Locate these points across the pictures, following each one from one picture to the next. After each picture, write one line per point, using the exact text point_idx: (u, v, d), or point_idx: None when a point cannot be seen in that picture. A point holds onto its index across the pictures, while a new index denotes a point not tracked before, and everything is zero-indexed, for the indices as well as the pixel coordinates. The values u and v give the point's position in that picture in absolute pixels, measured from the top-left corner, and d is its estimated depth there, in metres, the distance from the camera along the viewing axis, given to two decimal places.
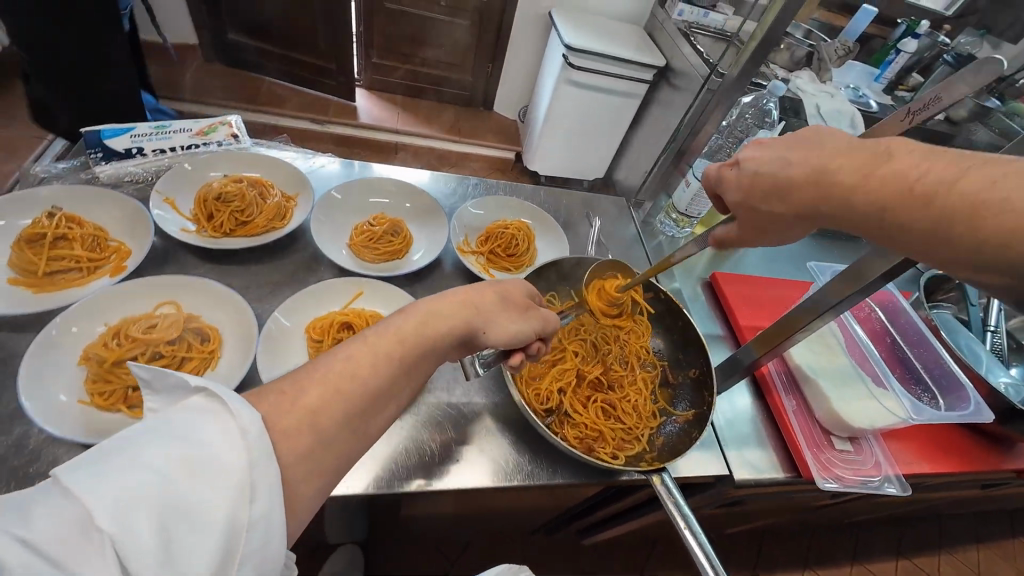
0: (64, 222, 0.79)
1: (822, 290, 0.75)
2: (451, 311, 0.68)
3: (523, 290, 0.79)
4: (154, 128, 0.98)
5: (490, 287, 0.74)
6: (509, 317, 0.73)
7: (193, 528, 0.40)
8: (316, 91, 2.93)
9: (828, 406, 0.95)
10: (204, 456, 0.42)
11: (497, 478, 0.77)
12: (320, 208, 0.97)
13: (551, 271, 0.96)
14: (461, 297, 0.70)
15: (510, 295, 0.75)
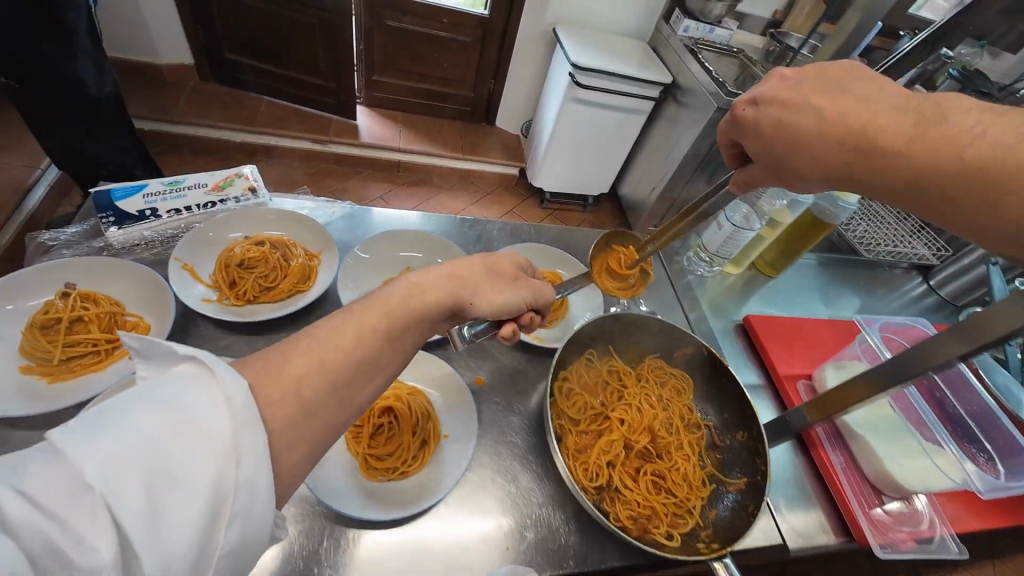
0: (79, 301, 0.75)
1: (889, 364, 0.72)
2: (439, 281, 0.63)
3: (514, 260, 0.77)
4: (168, 185, 0.93)
5: (486, 259, 0.71)
6: (499, 284, 0.70)
7: (182, 490, 0.37)
8: (315, 109, 2.87)
9: (878, 464, 0.91)
10: (191, 418, 0.39)
11: (505, 547, 0.73)
12: (348, 270, 0.92)
13: (587, 333, 0.93)
14: (452, 267, 0.66)
15: (499, 271, 0.72)
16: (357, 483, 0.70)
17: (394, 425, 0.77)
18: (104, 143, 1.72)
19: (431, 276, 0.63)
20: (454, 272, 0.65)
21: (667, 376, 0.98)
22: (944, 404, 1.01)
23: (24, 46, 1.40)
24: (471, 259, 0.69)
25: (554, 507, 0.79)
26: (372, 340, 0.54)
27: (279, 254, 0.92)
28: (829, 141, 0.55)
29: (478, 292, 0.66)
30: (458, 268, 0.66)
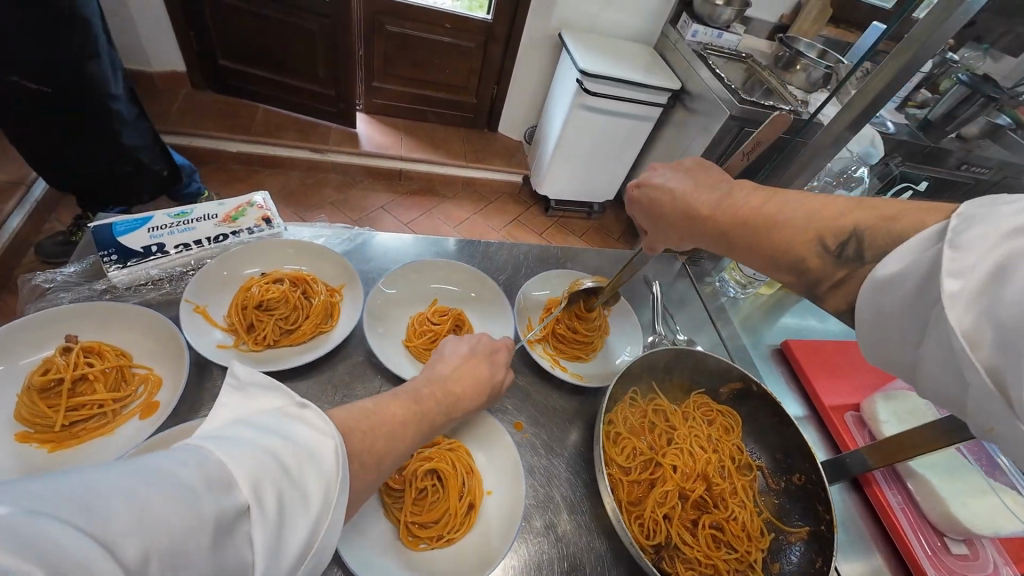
0: (82, 356, 0.67)
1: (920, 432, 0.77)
2: (474, 367, 0.70)
3: (497, 375, 0.72)
4: (177, 218, 0.86)
5: (487, 359, 0.72)
6: (481, 404, 0.69)
7: (295, 510, 0.39)
8: (312, 117, 2.77)
9: (944, 506, 0.86)
10: (306, 452, 0.42)
11: None
12: (373, 308, 0.84)
13: (633, 373, 0.87)
14: (467, 372, 0.68)
15: (493, 390, 0.71)
16: (402, 556, 0.64)
17: (435, 488, 0.70)
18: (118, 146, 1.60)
19: (446, 386, 0.65)
20: (467, 377, 0.68)
21: (714, 412, 0.92)
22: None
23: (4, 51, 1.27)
24: (480, 365, 0.71)
25: (609, 566, 0.72)
26: (394, 421, 0.54)
27: (299, 291, 0.85)
28: (669, 207, 0.71)
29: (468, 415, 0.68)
30: (463, 377, 0.68)
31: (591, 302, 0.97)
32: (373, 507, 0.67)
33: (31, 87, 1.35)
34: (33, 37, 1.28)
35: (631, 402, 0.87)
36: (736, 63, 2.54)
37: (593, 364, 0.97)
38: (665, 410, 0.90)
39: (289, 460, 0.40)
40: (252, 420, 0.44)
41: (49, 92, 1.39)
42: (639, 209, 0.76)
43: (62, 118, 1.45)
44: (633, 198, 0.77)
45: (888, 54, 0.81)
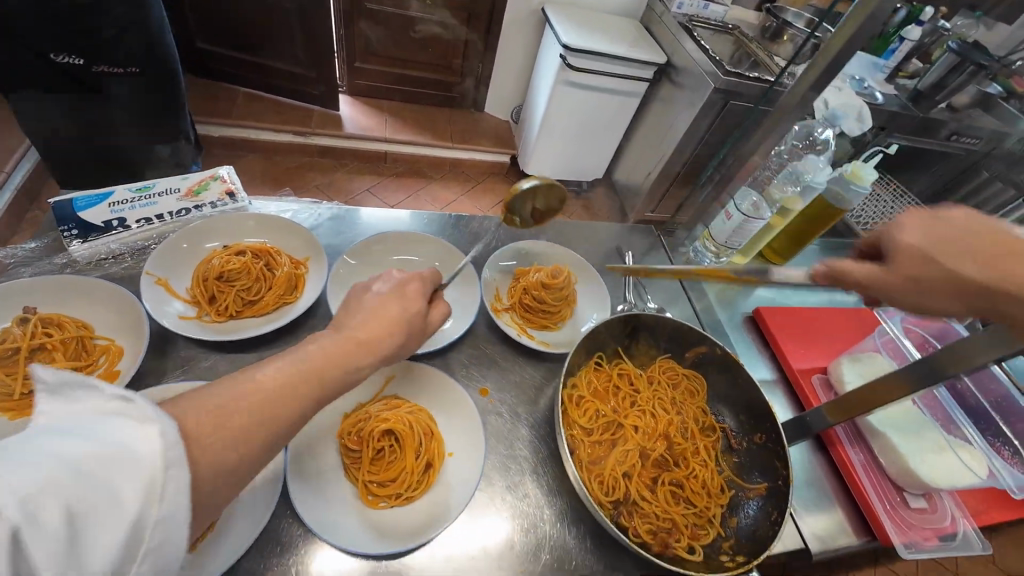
0: (39, 326, 0.68)
1: (872, 388, 0.77)
2: (381, 304, 0.62)
3: (421, 305, 0.66)
4: (140, 191, 0.84)
5: (416, 293, 0.67)
6: (410, 343, 0.64)
7: (97, 522, 0.33)
8: (293, 99, 2.74)
9: (902, 462, 0.88)
10: (115, 451, 0.35)
11: (492, 560, 0.68)
12: (337, 278, 0.84)
13: (593, 340, 0.88)
14: (375, 304, 0.62)
15: (412, 327, 0.64)
16: (359, 515, 0.65)
17: (392, 449, 0.71)
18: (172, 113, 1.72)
19: (361, 333, 0.58)
20: (372, 314, 0.61)
21: (679, 376, 0.93)
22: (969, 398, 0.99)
23: (36, 38, 1.37)
24: (398, 295, 0.65)
25: (568, 524, 0.74)
26: (303, 399, 0.49)
27: (262, 263, 0.85)
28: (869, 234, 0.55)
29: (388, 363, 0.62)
30: (381, 321, 0.61)
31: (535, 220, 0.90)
32: (334, 468, 0.68)
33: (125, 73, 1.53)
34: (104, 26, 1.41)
35: (595, 366, 0.88)
36: (722, 35, 2.49)
37: (562, 333, 0.97)
38: (630, 374, 0.91)
39: (86, 466, 0.33)
40: (58, 423, 0.36)
41: (139, 73, 1.56)
42: (909, 230, 0.55)
43: (140, 95, 1.60)
44: (897, 221, 0.57)
45: (847, 12, 0.79)
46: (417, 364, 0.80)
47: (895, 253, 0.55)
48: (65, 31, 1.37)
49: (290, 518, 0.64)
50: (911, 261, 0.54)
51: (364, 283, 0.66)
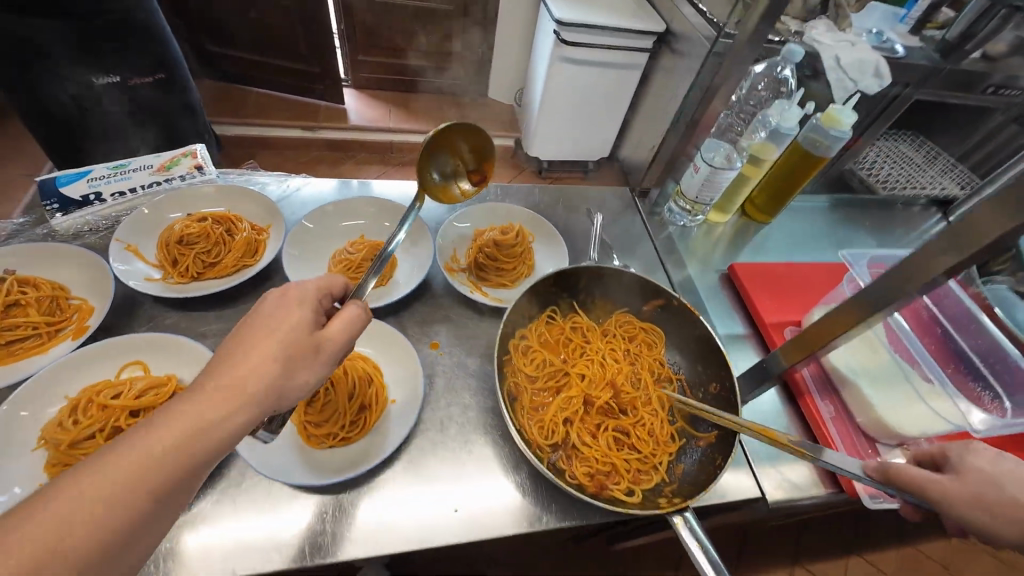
0: (17, 286, 0.75)
1: (826, 322, 0.72)
2: (248, 339, 0.52)
3: (309, 322, 0.56)
4: (113, 168, 0.92)
5: (297, 304, 0.57)
6: (303, 368, 0.54)
7: None
8: (301, 95, 2.85)
9: (872, 413, 0.85)
10: None
11: (433, 505, 0.71)
12: (293, 240, 0.89)
13: (540, 294, 0.88)
14: (242, 336, 0.52)
15: (298, 350, 0.54)
16: (298, 452, 0.70)
17: (325, 393, 0.75)
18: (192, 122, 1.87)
19: (225, 378, 0.49)
20: (238, 350, 0.51)
21: (635, 329, 0.91)
22: (949, 340, 0.87)
23: (71, 67, 1.48)
24: (274, 314, 0.55)
25: (509, 469, 0.76)
26: (179, 465, 0.44)
27: (224, 229, 0.90)
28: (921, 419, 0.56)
29: (281, 403, 0.52)
30: (256, 355, 0.51)
31: (473, 180, 0.94)
32: None
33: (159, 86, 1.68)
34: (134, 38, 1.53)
35: (546, 321, 0.89)
36: None
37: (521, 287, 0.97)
38: (583, 326, 0.91)
39: None
40: None
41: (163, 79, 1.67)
42: (984, 458, 0.54)
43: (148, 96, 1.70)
44: (971, 445, 0.56)
45: None
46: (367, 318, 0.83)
47: (963, 471, 0.54)
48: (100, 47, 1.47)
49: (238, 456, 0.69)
50: (982, 484, 0.52)
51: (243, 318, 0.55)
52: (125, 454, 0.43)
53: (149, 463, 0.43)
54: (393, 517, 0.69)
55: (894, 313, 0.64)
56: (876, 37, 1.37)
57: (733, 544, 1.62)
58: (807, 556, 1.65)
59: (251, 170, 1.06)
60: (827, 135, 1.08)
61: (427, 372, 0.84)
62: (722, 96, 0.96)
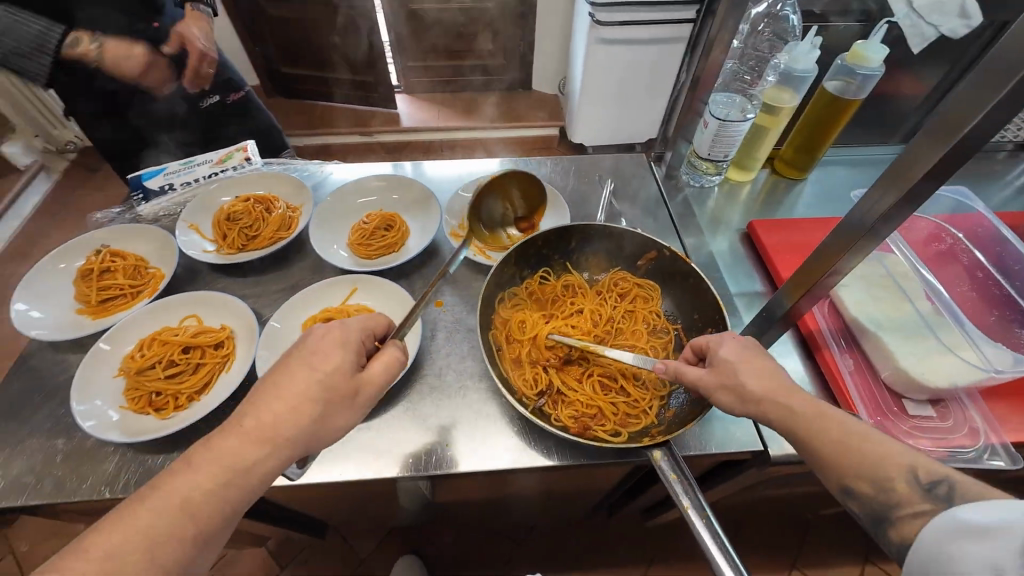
0: (110, 257, 0.95)
1: (818, 256, 0.66)
2: (292, 377, 0.58)
3: (349, 365, 0.61)
4: (182, 163, 1.09)
5: (341, 345, 0.62)
6: (339, 412, 0.59)
7: None
8: (360, 104, 3.10)
9: (894, 365, 0.77)
10: None
11: (437, 441, 0.78)
12: (319, 215, 1.01)
13: (532, 253, 0.92)
14: (285, 372, 0.59)
15: (337, 395, 0.59)
16: None
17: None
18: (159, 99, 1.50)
19: (262, 418, 0.56)
20: (278, 390, 0.58)
21: (630, 285, 0.92)
22: (988, 284, 0.85)
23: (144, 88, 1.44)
24: (317, 352, 0.61)
25: (504, 414, 0.81)
26: (225, 496, 0.53)
27: (263, 209, 1.05)
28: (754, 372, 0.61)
29: (314, 444, 0.58)
30: (297, 400, 0.57)
31: (522, 228, 0.98)
32: None
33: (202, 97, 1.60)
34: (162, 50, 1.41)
35: (535, 282, 0.93)
36: None
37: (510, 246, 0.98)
38: (574, 283, 0.94)
39: None
40: None
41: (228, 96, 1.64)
42: (732, 350, 0.64)
43: None
44: (725, 339, 0.65)
45: None
46: (379, 278, 0.92)
47: (716, 365, 0.64)
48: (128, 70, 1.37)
49: None
50: (726, 374, 0.62)
51: (290, 350, 0.62)
52: (174, 494, 0.51)
53: (187, 506, 0.51)
54: (483, 452, 0.77)
55: (884, 238, 0.59)
56: None
57: (790, 534, 1.51)
58: (882, 555, 1.49)
59: (295, 159, 1.22)
60: (855, 75, 1.00)
61: (430, 327, 0.92)
62: (720, 41, 0.93)
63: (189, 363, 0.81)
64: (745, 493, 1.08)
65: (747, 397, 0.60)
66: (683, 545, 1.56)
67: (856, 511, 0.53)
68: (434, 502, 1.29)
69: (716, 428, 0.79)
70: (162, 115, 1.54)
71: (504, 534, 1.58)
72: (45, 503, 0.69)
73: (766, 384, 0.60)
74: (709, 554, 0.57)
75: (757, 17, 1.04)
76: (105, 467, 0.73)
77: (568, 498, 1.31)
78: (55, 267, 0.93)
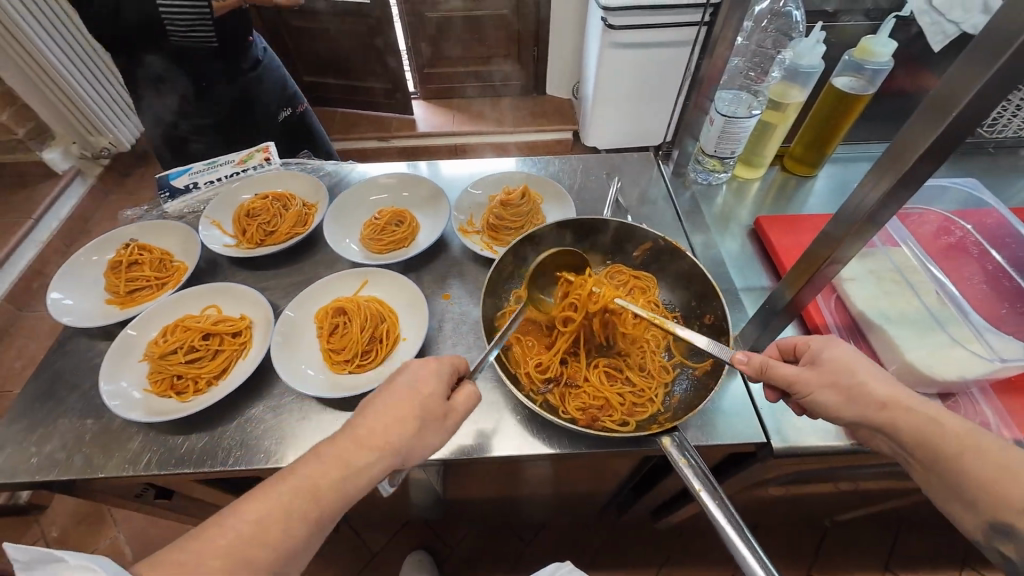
0: (138, 251, 1.00)
1: (819, 243, 0.67)
2: (399, 397, 0.61)
3: (444, 388, 0.64)
4: (205, 164, 1.15)
5: (437, 367, 0.65)
6: (435, 430, 0.62)
7: None
8: (377, 110, 3.18)
9: (902, 359, 0.76)
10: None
11: None
12: (333, 212, 1.05)
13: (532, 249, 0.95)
14: (391, 390, 0.62)
15: (432, 413, 0.62)
16: (324, 374, 0.84)
17: (346, 325, 0.89)
18: (230, 106, 1.51)
19: (373, 427, 0.59)
20: (387, 402, 0.61)
21: (626, 277, 0.94)
22: (1001, 278, 0.84)
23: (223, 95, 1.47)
24: (418, 373, 0.64)
25: (510, 404, 0.83)
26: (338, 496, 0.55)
27: (281, 206, 1.10)
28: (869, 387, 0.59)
29: (410, 459, 0.60)
30: (405, 412, 0.60)
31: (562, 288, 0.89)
32: (307, 344, 0.87)
33: (276, 108, 1.62)
34: (242, 61, 1.46)
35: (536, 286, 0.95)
36: None
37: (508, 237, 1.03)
38: None
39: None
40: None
41: (294, 112, 1.69)
42: (837, 350, 0.63)
43: None
44: (829, 339, 0.64)
45: None
46: (388, 270, 0.96)
47: (821, 363, 0.63)
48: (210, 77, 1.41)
49: (280, 379, 0.84)
50: (835, 372, 0.61)
51: (394, 372, 0.65)
52: (306, 480, 0.54)
53: (315, 492, 0.54)
54: (489, 441, 0.78)
55: (882, 224, 0.59)
56: None
57: (805, 539, 1.49)
58: (902, 564, 1.45)
59: (311, 159, 1.27)
60: (864, 70, 1.00)
61: (438, 318, 0.94)
62: (724, 39, 0.95)
63: (209, 349, 0.86)
64: (756, 491, 1.06)
65: (871, 400, 0.59)
66: (694, 547, 1.54)
67: (1010, 552, 0.50)
68: (444, 497, 1.31)
69: (719, 421, 0.79)
70: (231, 119, 1.55)
71: (513, 531, 1.59)
72: (77, 479, 0.74)
73: (892, 389, 0.59)
74: (728, 536, 0.57)
75: (760, 14, 1.05)
76: (130, 446, 0.77)
77: (576, 496, 1.32)
78: (89, 259, 0.99)
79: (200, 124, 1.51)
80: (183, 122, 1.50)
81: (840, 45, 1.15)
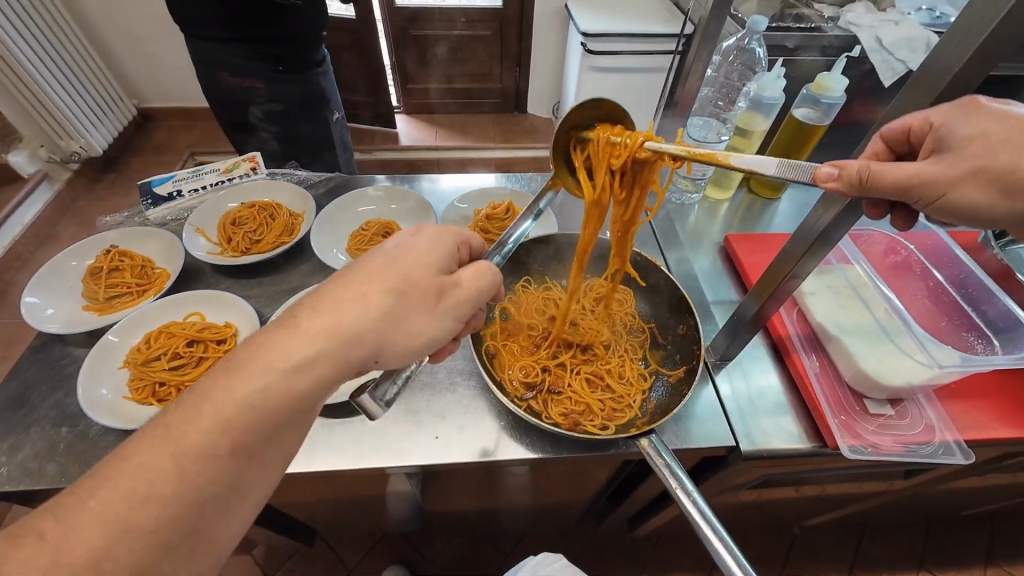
0: (119, 258, 0.99)
1: (782, 257, 0.72)
2: (368, 272, 0.51)
3: (435, 259, 0.56)
4: (189, 171, 1.14)
5: (427, 246, 0.56)
6: (418, 314, 0.52)
7: None
8: (359, 123, 3.20)
9: (855, 366, 0.83)
10: None
11: (428, 436, 0.82)
12: (319, 223, 1.07)
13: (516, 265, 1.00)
14: (366, 266, 0.52)
15: (419, 291, 0.52)
16: None
17: None
18: (300, 93, 1.54)
19: (323, 315, 0.48)
20: (352, 281, 0.50)
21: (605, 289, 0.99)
22: (942, 293, 0.93)
23: (290, 84, 1.50)
24: (398, 252, 0.54)
25: (494, 411, 0.85)
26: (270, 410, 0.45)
27: (268, 215, 1.11)
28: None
29: (381, 347, 0.50)
30: (369, 290, 0.50)
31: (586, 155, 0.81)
32: None
33: (330, 108, 1.66)
34: (315, 54, 1.51)
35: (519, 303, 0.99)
36: None
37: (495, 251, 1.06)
38: (554, 294, 1.02)
39: None
40: None
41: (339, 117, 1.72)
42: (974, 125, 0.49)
43: None
44: (968, 112, 0.49)
45: None
46: None
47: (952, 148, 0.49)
48: (288, 61, 1.46)
49: None
50: (973, 154, 0.49)
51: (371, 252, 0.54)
52: (210, 405, 0.44)
53: (235, 410, 0.44)
54: (473, 447, 0.81)
55: (835, 242, 0.65)
56: (926, 15, 1.30)
57: (775, 545, 1.54)
58: (865, 568, 1.51)
59: (296, 170, 1.29)
60: (820, 103, 1.09)
61: None
62: (690, 71, 1.02)
63: (193, 357, 0.86)
64: (728, 496, 1.11)
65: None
66: (669, 557, 1.57)
67: None
68: (424, 509, 1.31)
69: (693, 428, 0.84)
70: (289, 110, 1.56)
71: (492, 544, 1.59)
72: (49, 488, 0.72)
73: None
74: (699, 529, 0.62)
75: (726, 50, 1.15)
76: (107, 454, 0.76)
77: (556, 506, 1.33)
78: (67, 264, 0.98)
79: (272, 108, 1.54)
80: (246, 103, 1.51)
81: (798, 79, 1.25)
